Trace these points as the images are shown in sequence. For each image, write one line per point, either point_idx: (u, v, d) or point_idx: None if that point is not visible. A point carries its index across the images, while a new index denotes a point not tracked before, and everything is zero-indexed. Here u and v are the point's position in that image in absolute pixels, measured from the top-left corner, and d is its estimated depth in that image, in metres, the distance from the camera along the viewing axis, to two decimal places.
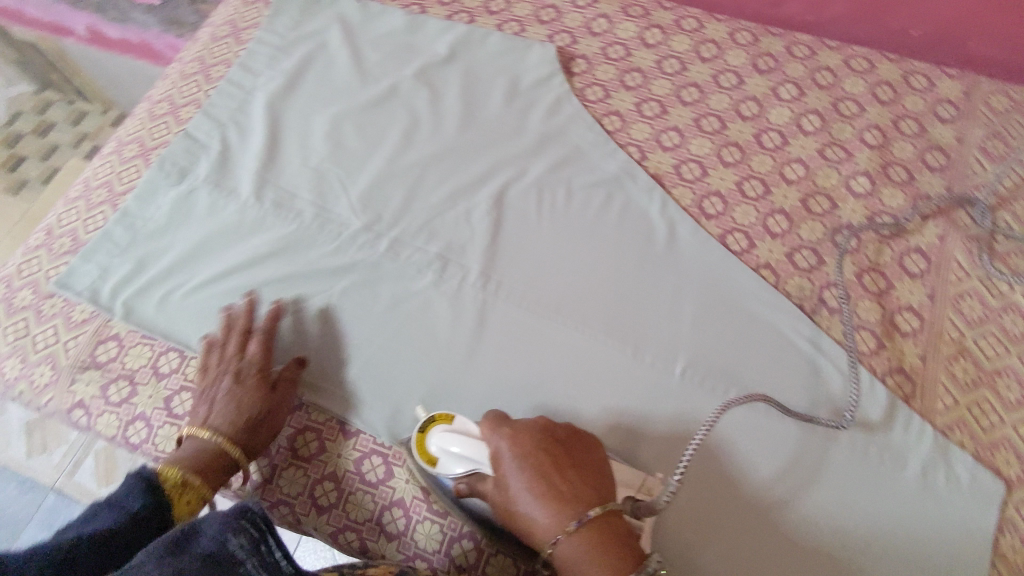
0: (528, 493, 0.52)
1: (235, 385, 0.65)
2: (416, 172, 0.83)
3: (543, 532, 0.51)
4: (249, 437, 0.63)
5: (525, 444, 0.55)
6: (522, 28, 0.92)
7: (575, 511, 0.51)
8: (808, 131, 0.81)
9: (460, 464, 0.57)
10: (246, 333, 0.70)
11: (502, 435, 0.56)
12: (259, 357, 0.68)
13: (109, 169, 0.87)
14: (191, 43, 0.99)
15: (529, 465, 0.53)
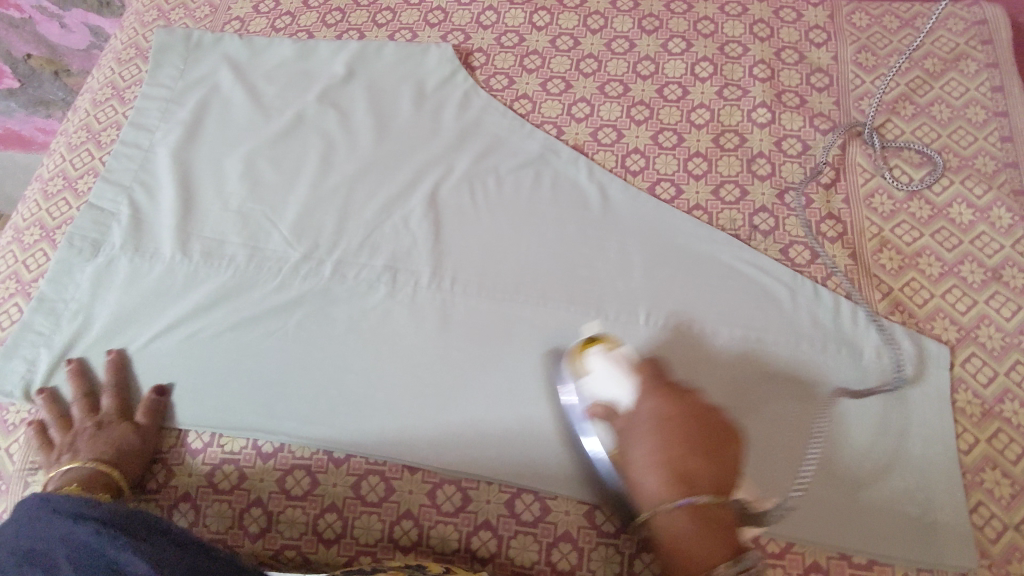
0: (645, 465, 0.54)
1: (96, 434, 0.67)
2: (343, 191, 0.82)
3: (648, 496, 0.54)
4: (126, 463, 0.66)
5: (670, 419, 0.55)
6: (414, 35, 0.93)
7: (690, 490, 0.52)
8: (703, 77, 0.86)
9: (601, 387, 0.61)
10: (88, 392, 0.71)
11: (651, 403, 0.57)
12: (113, 408, 0.70)
13: (12, 259, 0.81)
14: (71, 114, 0.94)
15: (661, 438, 0.54)
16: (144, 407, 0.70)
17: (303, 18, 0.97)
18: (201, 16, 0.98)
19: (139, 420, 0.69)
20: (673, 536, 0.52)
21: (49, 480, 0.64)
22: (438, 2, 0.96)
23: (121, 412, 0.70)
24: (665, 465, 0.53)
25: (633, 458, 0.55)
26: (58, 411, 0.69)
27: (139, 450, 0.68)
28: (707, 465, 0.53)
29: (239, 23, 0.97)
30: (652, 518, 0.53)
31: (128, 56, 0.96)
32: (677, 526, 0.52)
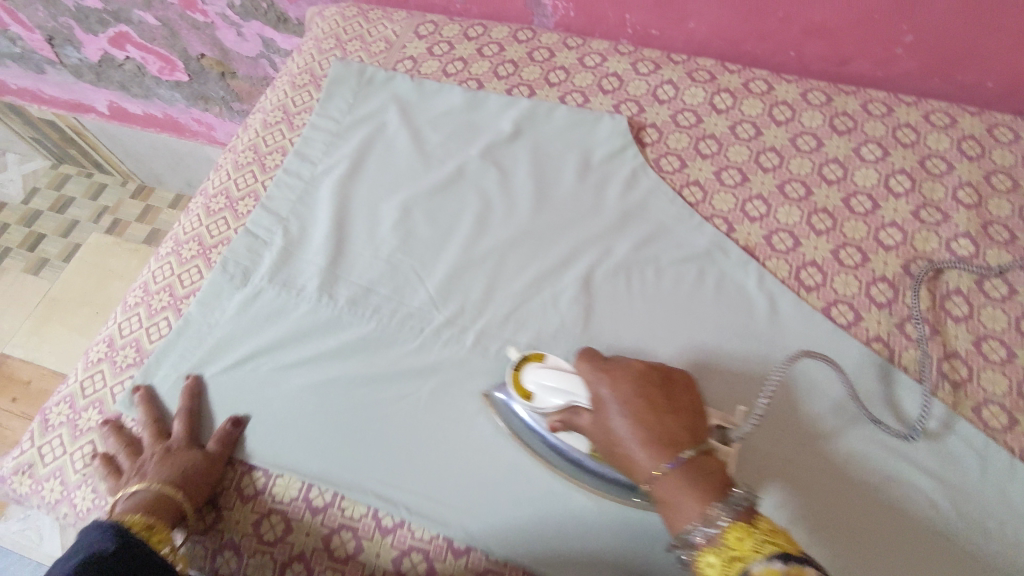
0: (631, 437, 0.57)
1: (163, 455, 0.65)
2: (494, 256, 0.80)
3: (641, 466, 0.56)
4: (192, 484, 0.62)
5: (641, 378, 0.60)
6: (586, 99, 0.90)
7: (670, 454, 0.55)
8: (898, 193, 0.79)
9: (556, 395, 0.64)
10: (158, 421, 0.69)
11: (606, 385, 0.60)
12: (181, 430, 0.67)
13: (168, 271, 0.83)
14: (243, 131, 0.96)
15: (632, 412, 0.58)
16: (218, 435, 0.67)
17: (474, 65, 0.95)
18: (376, 51, 0.99)
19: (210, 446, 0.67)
20: (675, 497, 0.54)
21: (115, 504, 0.61)
22: (614, 68, 0.92)
23: (189, 437, 0.67)
24: (648, 434, 0.56)
25: (614, 435, 0.58)
26: (126, 440, 0.68)
27: (206, 474, 0.64)
28: (677, 424, 0.57)
29: (411, 62, 0.97)
30: (651, 489, 0.56)
31: (303, 82, 0.98)
32: (674, 482, 0.54)
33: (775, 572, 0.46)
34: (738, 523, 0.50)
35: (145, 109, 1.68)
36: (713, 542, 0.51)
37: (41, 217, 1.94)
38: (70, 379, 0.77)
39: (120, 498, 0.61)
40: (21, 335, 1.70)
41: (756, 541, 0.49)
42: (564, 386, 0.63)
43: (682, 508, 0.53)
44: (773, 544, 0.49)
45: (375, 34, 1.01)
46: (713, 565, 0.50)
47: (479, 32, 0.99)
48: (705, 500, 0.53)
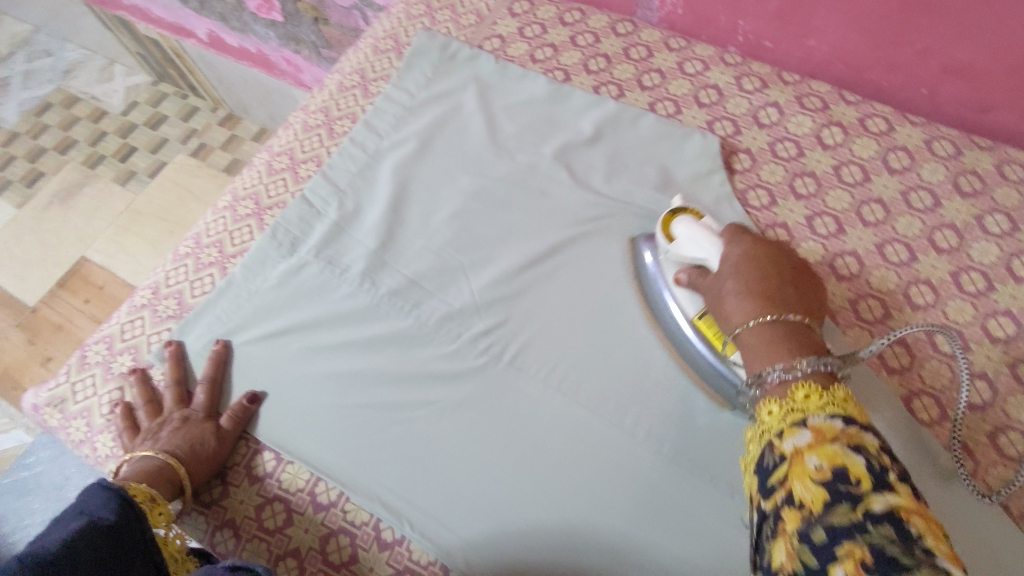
0: (737, 294, 0.55)
1: (180, 426, 0.66)
2: (547, 270, 0.74)
3: (738, 316, 0.54)
4: (196, 463, 0.63)
5: (777, 259, 0.58)
6: (678, 110, 0.82)
7: (776, 311, 0.52)
8: (1020, 277, 0.68)
9: (692, 249, 0.64)
10: (179, 383, 0.70)
11: (741, 247, 0.60)
12: (203, 402, 0.68)
13: (221, 226, 0.82)
14: (318, 90, 0.94)
15: (750, 267, 0.57)
16: (232, 412, 0.67)
17: (564, 55, 0.89)
18: (465, 24, 0.94)
19: (223, 423, 0.67)
20: (756, 344, 0.51)
21: (123, 464, 0.63)
22: (715, 79, 0.84)
23: (209, 411, 0.68)
24: (758, 292, 0.54)
25: (724, 292, 0.57)
26: (147, 395, 0.69)
27: (212, 453, 0.65)
28: (794, 296, 0.54)
29: (499, 40, 0.91)
30: (739, 334, 0.53)
31: (386, 47, 0.94)
32: (768, 330, 0.51)
33: (833, 429, 0.42)
34: (814, 382, 0.46)
35: (241, 42, 1.69)
36: (781, 394, 0.47)
37: (135, 130, 2.01)
38: (114, 319, 0.78)
39: (129, 458, 0.63)
40: (103, 240, 1.78)
41: (822, 402, 0.44)
42: (707, 244, 0.63)
43: (760, 354, 0.50)
44: (839, 409, 0.44)
45: (467, 5, 0.96)
46: (771, 417, 0.46)
47: (576, 18, 0.92)
48: (794, 353, 0.49)
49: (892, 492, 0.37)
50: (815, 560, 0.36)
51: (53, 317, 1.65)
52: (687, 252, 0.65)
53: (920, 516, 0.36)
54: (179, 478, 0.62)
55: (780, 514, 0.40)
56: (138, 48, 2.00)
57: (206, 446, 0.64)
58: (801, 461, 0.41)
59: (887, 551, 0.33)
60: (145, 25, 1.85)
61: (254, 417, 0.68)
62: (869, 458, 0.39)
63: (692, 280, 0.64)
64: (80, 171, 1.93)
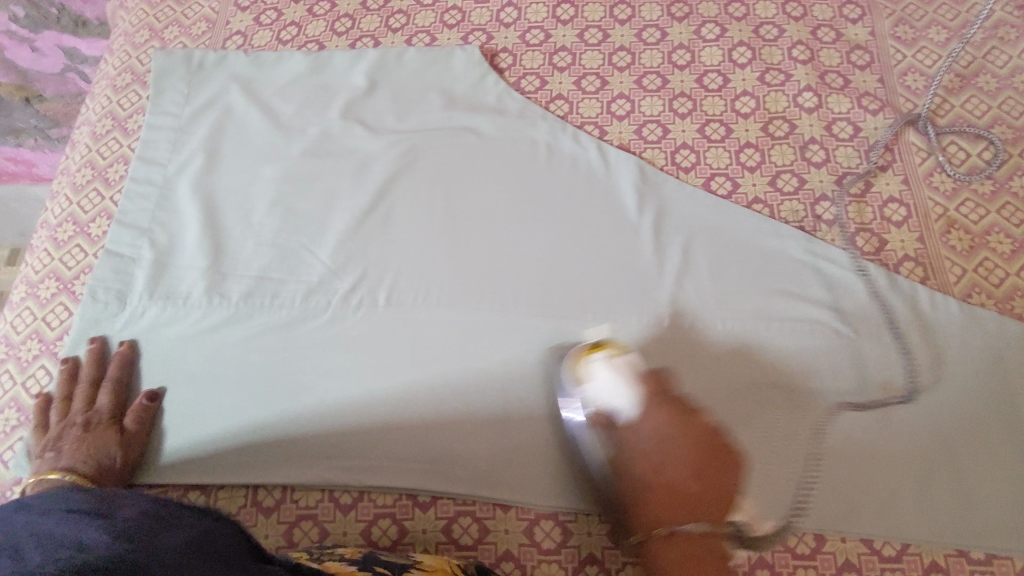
0: (665, 493, 0.56)
1: (87, 432, 0.64)
2: (382, 215, 0.77)
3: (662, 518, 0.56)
4: (106, 477, 0.62)
5: (680, 438, 0.57)
6: (433, 38, 0.88)
7: (683, 514, 0.55)
8: (742, 64, 0.84)
9: (613, 396, 0.59)
10: (92, 382, 0.68)
11: (657, 416, 0.58)
12: (110, 406, 0.67)
13: (30, 317, 0.75)
14: (69, 150, 0.86)
15: (667, 456, 0.56)
16: (135, 411, 0.66)
17: (310, 27, 0.90)
18: (198, 33, 0.91)
19: (126, 425, 0.66)
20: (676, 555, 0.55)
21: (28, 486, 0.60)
22: (453, 1, 0.90)
23: (115, 413, 0.67)
24: (675, 482, 0.55)
25: (647, 482, 0.57)
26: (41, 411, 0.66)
27: (122, 463, 0.64)
28: (716, 477, 0.55)
29: (241, 37, 0.90)
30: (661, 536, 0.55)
31: (125, 82, 0.88)
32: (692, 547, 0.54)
33: None
34: None
35: None
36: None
37: None
38: None
39: (34, 478, 0.60)
40: None
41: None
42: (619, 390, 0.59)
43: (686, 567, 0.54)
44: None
45: (191, 15, 0.92)
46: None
47: None
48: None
49: None
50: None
51: None
52: (600, 404, 0.60)
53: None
54: None
55: None
56: None
57: (112, 456, 0.63)
58: None
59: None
60: None
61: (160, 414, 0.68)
62: None
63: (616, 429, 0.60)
64: None
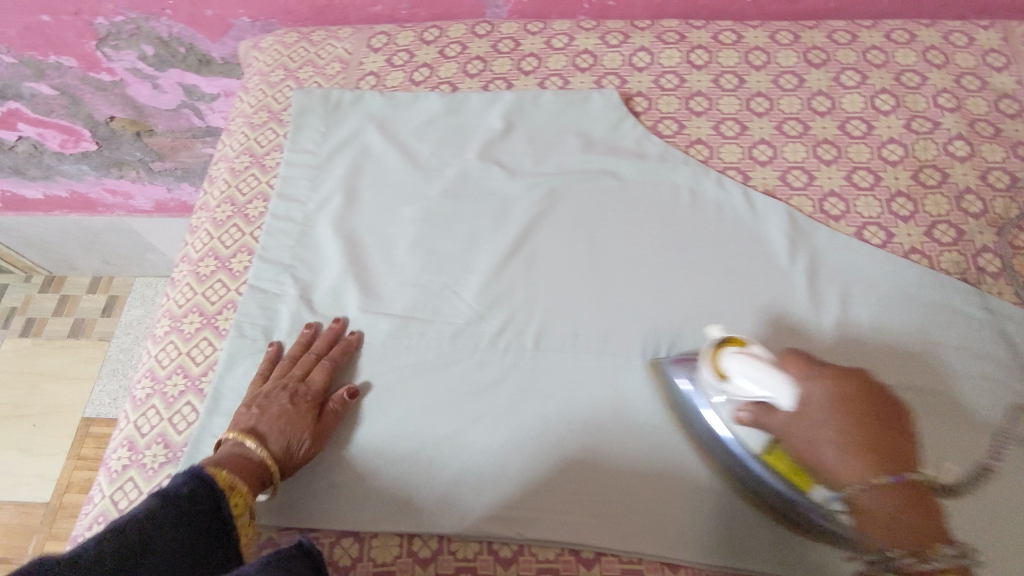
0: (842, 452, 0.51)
1: (290, 406, 0.66)
2: (525, 258, 0.76)
3: (845, 473, 0.51)
4: (291, 461, 0.64)
5: (847, 401, 0.53)
6: (566, 81, 0.88)
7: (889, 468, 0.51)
8: (886, 111, 0.82)
9: (756, 390, 0.54)
10: (319, 355, 0.70)
11: (829, 382, 0.53)
12: (321, 385, 0.68)
13: (174, 351, 0.75)
14: (208, 185, 0.87)
15: (834, 423, 0.52)
16: (334, 404, 0.67)
17: (442, 69, 0.91)
18: (332, 73, 0.92)
19: (325, 416, 0.67)
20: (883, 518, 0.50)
21: (224, 439, 0.64)
22: (584, 45, 0.91)
23: (321, 394, 0.68)
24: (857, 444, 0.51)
25: (822, 453, 0.52)
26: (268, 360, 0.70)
27: (310, 452, 0.65)
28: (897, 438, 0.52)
29: (374, 77, 0.92)
30: (854, 493, 0.51)
31: (262, 120, 0.90)
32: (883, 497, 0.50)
33: None
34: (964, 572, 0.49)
35: (46, 190, 1.56)
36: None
37: None
38: (96, 496, 0.68)
39: (234, 436, 0.64)
40: None
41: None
42: (764, 380, 0.53)
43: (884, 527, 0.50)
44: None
45: (326, 56, 0.95)
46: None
47: (435, 34, 0.95)
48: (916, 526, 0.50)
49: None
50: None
51: None
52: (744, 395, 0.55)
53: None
54: (269, 474, 0.63)
55: None
56: None
57: (302, 444, 0.64)
58: None
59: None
60: None
61: (356, 410, 0.69)
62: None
63: (757, 417, 0.55)
64: None
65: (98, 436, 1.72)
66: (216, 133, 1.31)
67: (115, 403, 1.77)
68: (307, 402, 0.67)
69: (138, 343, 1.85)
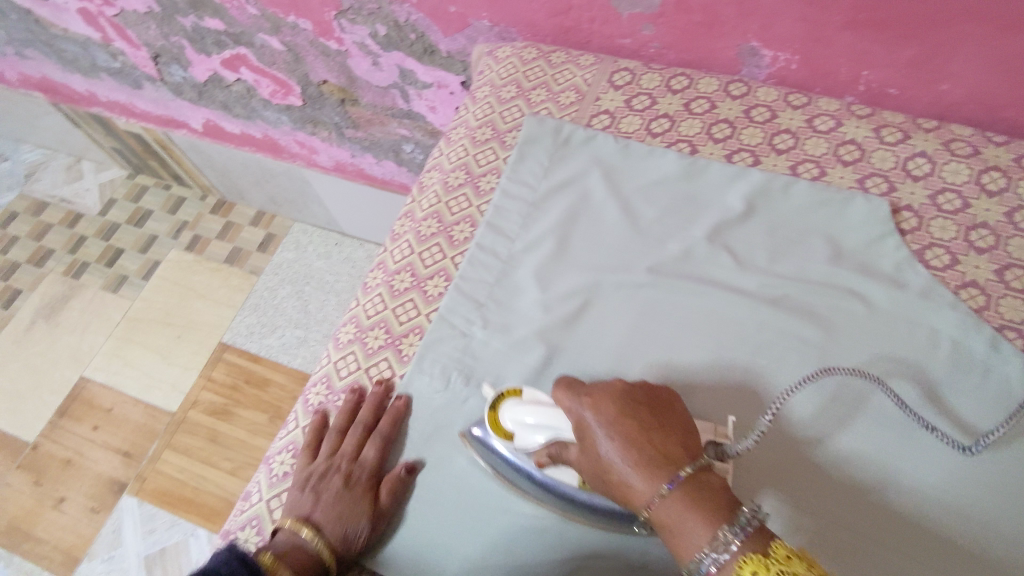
0: (626, 465, 0.53)
1: (344, 488, 0.63)
2: (740, 379, 0.65)
3: (638, 494, 0.52)
4: (346, 546, 0.60)
5: (613, 422, 0.55)
6: (824, 171, 0.78)
7: (666, 474, 0.52)
8: None
9: (541, 432, 0.60)
10: (365, 430, 0.67)
11: (590, 406, 0.56)
12: (373, 463, 0.65)
13: (354, 364, 0.73)
14: (418, 193, 0.85)
15: (619, 435, 0.54)
16: (390, 483, 0.63)
17: (684, 125, 0.83)
18: (566, 103, 0.87)
19: (380, 496, 0.62)
20: (676, 521, 0.51)
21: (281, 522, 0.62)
22: (852, 134, 0.80)
23: (376, 472, 0.65)
24: (645, 457, 0.52)
25: (608, 462, 0.54)
26: (313, 441, 0.68)
27: (368, 535, 0.61)
28: (668, 440, 0.54)
29: (608, 117, 0.85)
30: (648, 515, 0.52)
31: (484, 137, 0.87)
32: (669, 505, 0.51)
33: None
34: (755, 555, 0.48)
35: (244, 128, 1.64)
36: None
37: (124, 255, 2.06)
38: (254, 493, 0.68)
39: (289, 520, 0.61)
40: (103, 356, 1.88)
41: (774, 574, 0.47)
42: (548, 421, 0.59)
43: (684, 530, 0.50)
44: (791, 574, 0.46)
45: (562, 81, 0.89)
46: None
47: (684, 84, 0.87)
48: (712, 517, 0.50)
49: None
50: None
51: (61, 453, 1.73)
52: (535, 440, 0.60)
53: None
54: (324, 560, 0.58)
55: None
56: (121, 130, 1.95)
57: (359, 531, 0.60)
58: None
59: None
60: (141, 114, 1.81)
61: (410, 489, 0.64)
62: None
63: (554, 457, 0.60)
64: (105, 295, 1.99)
65: (230, 362, 1.81)
66: (414, 117, 1.31)
67: (251, 336, 1.86)
68: (363, 483, 0.63)
69: (282, 285, 1.93)
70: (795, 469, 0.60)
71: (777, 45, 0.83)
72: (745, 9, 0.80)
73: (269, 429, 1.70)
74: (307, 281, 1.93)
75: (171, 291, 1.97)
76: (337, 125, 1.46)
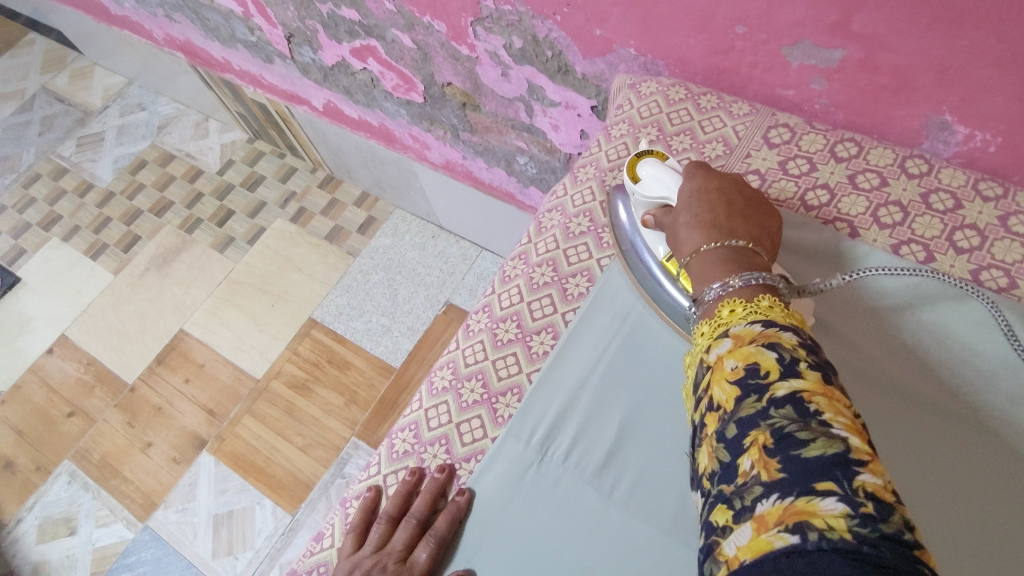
0: (690, 224, 0.60)
1: None
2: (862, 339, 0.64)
3: (689, 246, 0.58)
4: None
5: (708, 191, 0.62)
6: (1013, 283, 0.66)
7: (723, 237, 0.57)
8: None
9: (659, 187, 0.67)
10: (421, 525, 0.63)
11: (696, 178, 0.63)
12: (423, 566, 0.61)
13: (445, 415, 0.69)
14: (535, 233, 0.80)
15: (700, 199, 0.61)
16: None
17: (846, 200, 0.73)
18: (711, 155, 0.79)
19: None
20: (703, 264, 0.55)
21: None
22: None
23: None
24: (712, 217, 0.59)
25: (679, 227, 0.61)
26: (366, 522, 0.66)
27: None
28: (742, 224, 0.59)
29: (757, 178, 0.76)
30: (687, 261, 0.58)
31: (615, 182, 0.80)
32: (710, 252, 0.56)
33: (751, 333, 0.46)
34: (742, 297, 0.50)
35: (362, 115, 1.64)
36: (712, 309, 0.51)
37: (233, 217, 2.13)
38: (329, 535, 0.68)
39: None
40: (202, 312, 1.96)
41: (746, 310, 0.48)
42: (671, 184, 0.66)
43: (707, 270, 0.54)
44: (762, 313, 0.47)
45: (709, 130, 0.81)
46: (703, 332, 0.50)
47: (852, 151, 0.76)
48: (735, 272, 0.53)
49: (798, 378, 0.41)
50: (727, 454, 0.42)
51: (154, 400, 1.82)
52: (653, 192, 0.67)
53: (824, 396, 0.41)
54: None
55: (705, 421, 0.46)
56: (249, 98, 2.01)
57: None
58: (721, 365, 0.46)
59: (788, 433, 0.39)
60: (268, 87, 1.86)
61: None
62: (782, 352, 0.43)
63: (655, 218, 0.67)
64: (212, 254, 2.07)
65: (316, 339, 1.85)
66: (534, 132, 1.25)
67: (339, 317, 1.88)
68: None
69: (375, 271, 1.94)
70: (852, 320, 0.65)
71: (975, 122, 0.71)
72: (946, 79, 0.68)
73: (344, 413, 1.72)
74: (400, 270, 1.93)
75: (272, 259, 2.02)
76: (453, 126, 1.43)
